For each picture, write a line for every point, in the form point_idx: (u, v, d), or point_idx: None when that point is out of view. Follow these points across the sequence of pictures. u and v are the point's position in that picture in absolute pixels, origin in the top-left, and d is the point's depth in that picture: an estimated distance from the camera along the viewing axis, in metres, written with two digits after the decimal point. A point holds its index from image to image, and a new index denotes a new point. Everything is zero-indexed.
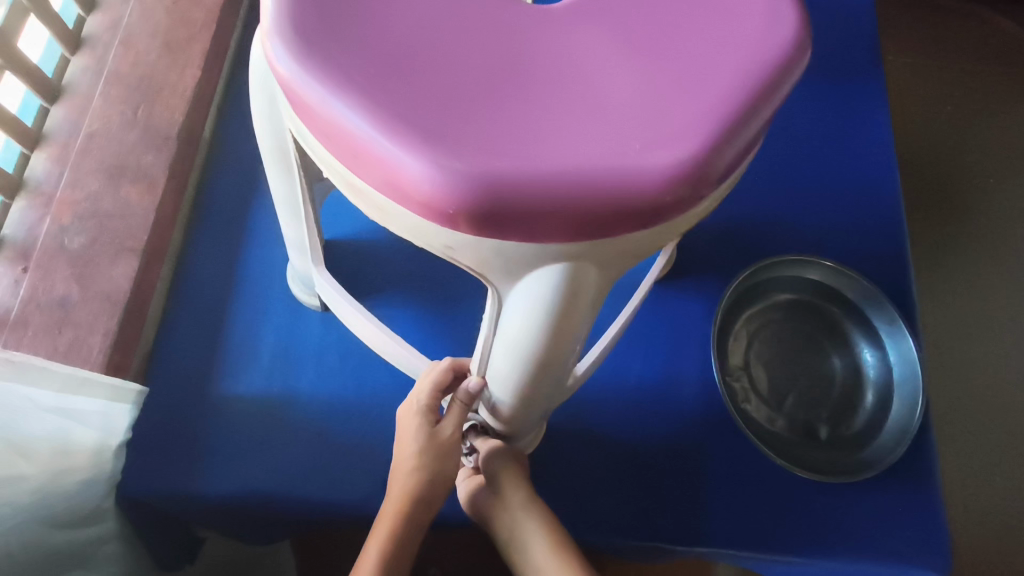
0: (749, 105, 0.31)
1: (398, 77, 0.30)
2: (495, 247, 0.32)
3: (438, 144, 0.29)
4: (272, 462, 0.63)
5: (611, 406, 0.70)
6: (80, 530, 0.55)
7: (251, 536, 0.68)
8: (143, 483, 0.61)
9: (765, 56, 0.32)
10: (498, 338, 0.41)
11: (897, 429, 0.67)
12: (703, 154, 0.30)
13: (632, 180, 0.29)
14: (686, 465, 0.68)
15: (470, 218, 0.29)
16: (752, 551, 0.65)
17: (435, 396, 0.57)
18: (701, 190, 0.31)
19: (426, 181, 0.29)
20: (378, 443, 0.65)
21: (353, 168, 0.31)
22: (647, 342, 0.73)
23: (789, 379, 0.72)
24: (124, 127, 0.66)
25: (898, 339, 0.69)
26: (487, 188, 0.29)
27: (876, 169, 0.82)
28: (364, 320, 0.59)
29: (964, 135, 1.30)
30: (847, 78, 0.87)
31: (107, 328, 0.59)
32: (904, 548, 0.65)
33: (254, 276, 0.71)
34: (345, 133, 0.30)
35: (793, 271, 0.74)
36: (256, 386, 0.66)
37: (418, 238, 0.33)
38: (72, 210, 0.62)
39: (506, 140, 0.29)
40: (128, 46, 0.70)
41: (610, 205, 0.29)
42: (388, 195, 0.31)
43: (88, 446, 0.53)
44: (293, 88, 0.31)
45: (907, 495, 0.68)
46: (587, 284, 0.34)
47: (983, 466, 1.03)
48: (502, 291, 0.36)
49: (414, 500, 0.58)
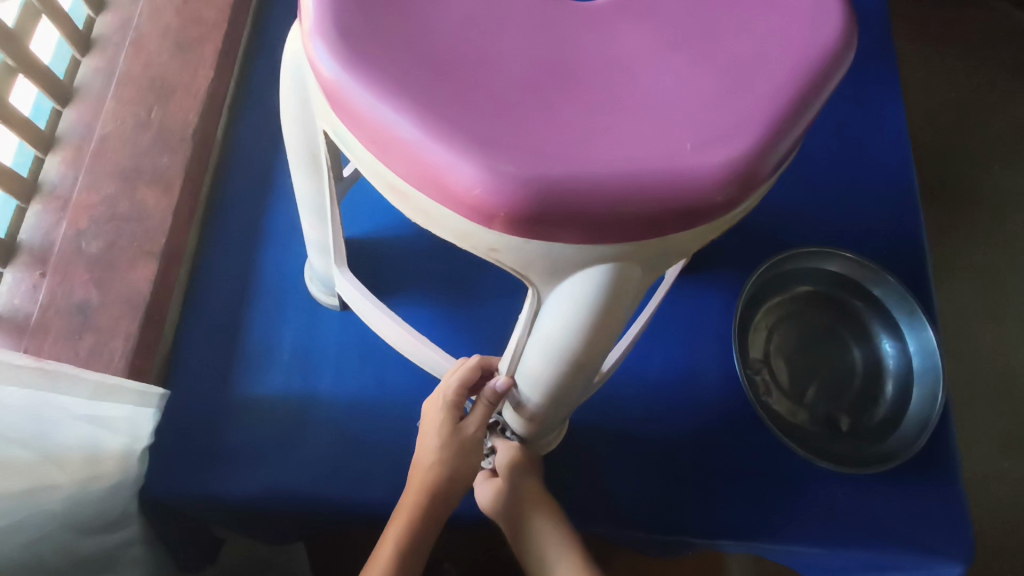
0: (801, 100, 0.30)
1: (443, 76, 0.29)
2: (541, 248, 0.31)
3: (487, 145, 0.28)
4: (294, 463, 0.63)
5: (632, 401, 0.69)
6: (109, 535, 0.54)
7: (272, 537, 0.67)
8: (166, 486, 0.61)
9: (816, 48, 0.31)
10: (533, 337, 0.40)
11: (918, 420, 0.65)
12: (758, 151, 0.29)
13: (688, 179, 0.28)
14: (710, 459, 0.67)
15: (519, 221, 0.28)
16: (777, 544, 0.64)
17: (462, 393, 0.56)
18: (754, 187, 0.30)
19: (477, 185, 0.28)
20: (400, 443, 0.65)
21: (395, 172, 0.30)
22: (668, 336, 0.72)
23: (809, 371, 0.71)
24: (138, 129, 0.66)
25: (919, 329, 0.68)
26: (539, 189, 0.27)
27: (895, 157, 0.81)
28: (388, 321, 0.59)
29: (976, 122, 1.28)
30: (863, 65, 0.86)
31: (128, 332, 0.59)
32: (934, 541, 0.64)
33: (271, 276, 0.70)
34: (388, 135, 0.29)
35: (811, 262, 0.72)
36: (277, 387, 0.66)
37: (460, 241, 0.32)
38: (88, 214, 0.62)
39: (558, 139, 0.28)
40: (139, 46, 0.69)
41: (664, 205, 0.28)
42: (432, 199, 0.30)
43: (117, 449, 0.52)
44: (334, 89, 0.30)
45: (935, 487, 0.67)
46: (630, 285, 0.34)
47: (1003, 455, 1.03)
48: (542, 292, 0.35)
49: (435, 495, 0.57)
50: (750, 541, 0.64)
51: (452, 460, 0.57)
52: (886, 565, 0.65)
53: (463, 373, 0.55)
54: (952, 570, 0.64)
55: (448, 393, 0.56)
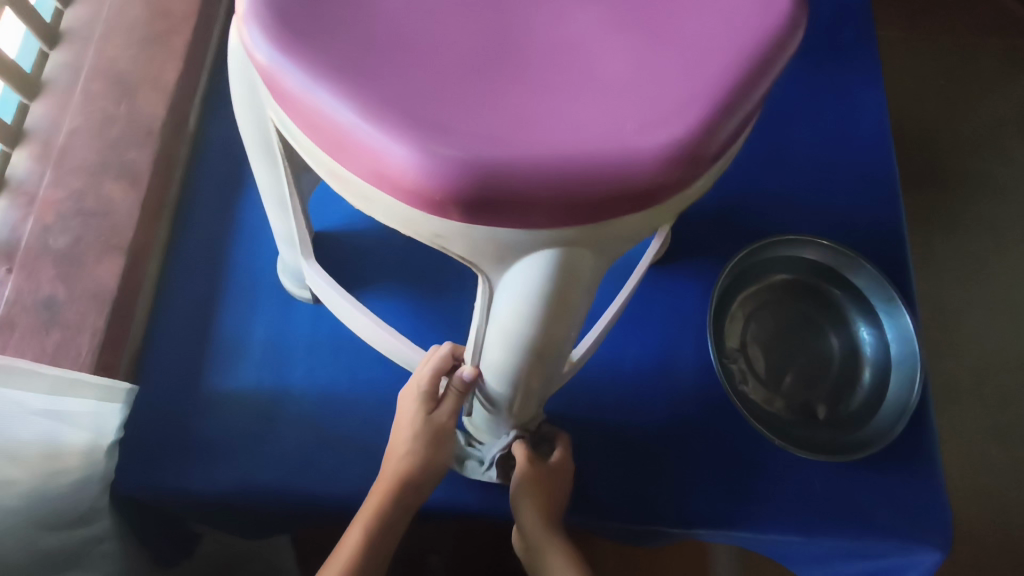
0: (748, 80, 0.30)
1: (379, 58, 0.28)
2: (485, 234, 0.30)
3: (422, 127, 0.27)
4: (266, 457, 0.63)
5: (608, 392, 0.69)
6: (78, 530, 0.56)
7: (247, 533, 0.67)
8: (137, 481, 0.61)
9: (764, 28, 0.31)
10: (491, 326, 0.40)
11: (895, 408, 0.65)
12: (702, 131, 0.28)
13: (629, 160, 0.27)
14: (686, 449, 0.67)
15: (457, 205, 0.28)
16: (753, 533, 0.64)
17: (435, 384, 0.56)
18: (699, 168, 0.29)
19: (412, 169, 0.27)
20: (373, 436, 0.64)
21: (334, 157, 0.30)
22: (643, 326, 0.72)
23: (786, 359, 0.71)
24: (106, 123, 0.65)
25: (897, 316, 0.67)
26: (476, 172, 0.27)
27: (874, 144, 0.80)
28: (356, 312, 0.58)
29: (962, 110, 1.28)
30: (841, 53, 0.85)
31: (95, 327, 0.58)
32: (914, 529, 0.63)
33: (244, 270, 0.70)
34: (323, 119, 0.28)
35: (788, 251, 0.72)
36: (248, 381, 0.66)
37: (405, 228, 0.31)
38: (55, 209, 0.61)
39: (495, 121, 0.27)
40: (107, 39, 0.68)
41: (605, 188, 0.28)
42: (372, 185, 0.29)
43: (79, 445, 0.52)
44: (269, 73, 0.29)
45: (914, 475, 0.66)
46: (578, 272, 0.33)
47: (979, 440, 1.04)
48: (492, 279, 0.35)
49: (407, 484, 0.57)
50: (724, 530, 0.64)
51: (425, 450, 0.57)
52: (863, 552, 0.65)
53: (435, 362, 0.54)
54: (931, 556, 0.63)
55: (421, 384, 0.56)
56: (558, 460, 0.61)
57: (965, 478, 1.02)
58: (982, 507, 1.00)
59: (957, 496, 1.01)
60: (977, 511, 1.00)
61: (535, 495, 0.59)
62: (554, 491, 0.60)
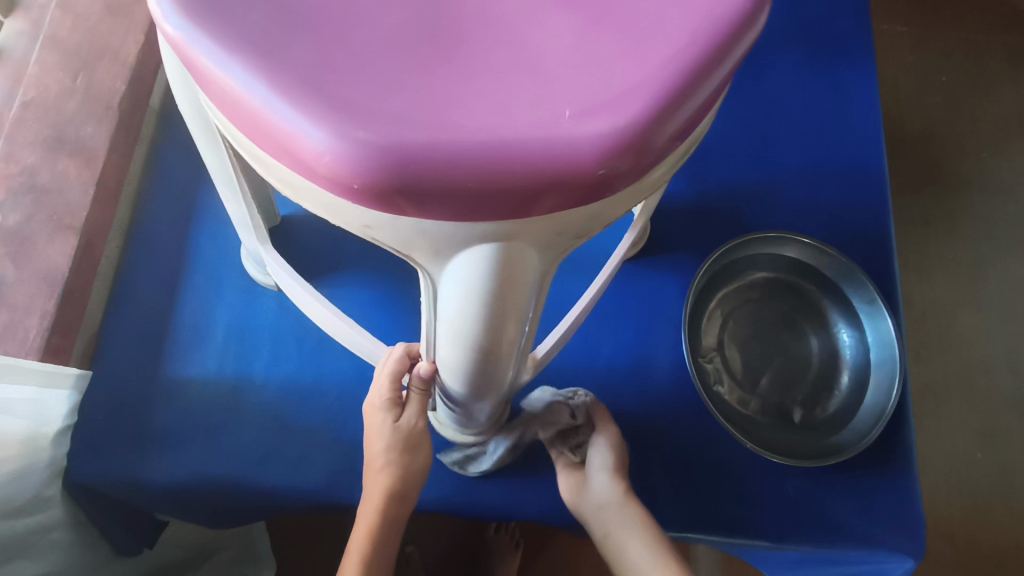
0: (703, 65, 0.27)
1: (297, 32, 0.26)
2: (415, 225, 0.28)
3: (339, 108, 0.25)
4: (224, 448, 0.61)
5: (579, 389, 0.67)
6: (29, 517, 0.54)
7: (209, 521, 0.65)
8: (89, 469, 0.59)
9: (724, 9, 0.28)
10: (439, 324, 0.38)
11: (871, 413, 0.63)
12: (647, 120, 0.26)
13: (565, 149, 0.25)
14: (658, 450, 0.65)
15: (380, 193, 0.26)
16: (718, 535, 0.62)
17: (396, 388, 0.54)
18: (645, 160, 0.27)
19: (327, 152, 0.25)
20: (335, 428, 0.62)
21: (251, 137, 0.28)
22: (619, 322, 0.70)
23: (764, 359, 0.69)
24: (62, 96, 0.62)
25: (877, 318, 0.66)
26: (396, 158, 0.25)
27: (864, 140, 0.78)
28: (315, 302, 0.56)
29: (960, 107, 1.25)
30: (833, 45, 0.83)
31: (44, 309, 0.56)
32: (887, 537, 0.61)
33: (206, 254, 0.68)
34: (235, 95, 0.26)
35: (768, 248, 0.70)
36: (208, 368, 0.64)
37: (333, 216, 0.29)
38: (6, 185, 0.58)
39: (419, 103, 0.25)
40: (66, 9, 0.66)
41: (539, 179, 0.26)
42: (293, 169, 0.27)
43: (18, 432, 0.50)
44: (180, 47, 0.27)
45: (890, 481, 0.64)
46: (522, 265, 0.31)
47: (964, 445, 1.03)
48: (433, 275, 0.33)
49: (393, 499, 0.54)
50: (691, 532, 0.62)
51: (403, 460, 0.54)
52: (832, 561, 0.62)
53: (392, 365, 0.53)
54: (902, 565, 0.60)
55: (381, 390, 0.54)
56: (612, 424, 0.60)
57: (948, 483, 1.01)
58: (965, 512, 0.99)
59: (939, 501, 1.00)
60: (959, 516, 0.99)
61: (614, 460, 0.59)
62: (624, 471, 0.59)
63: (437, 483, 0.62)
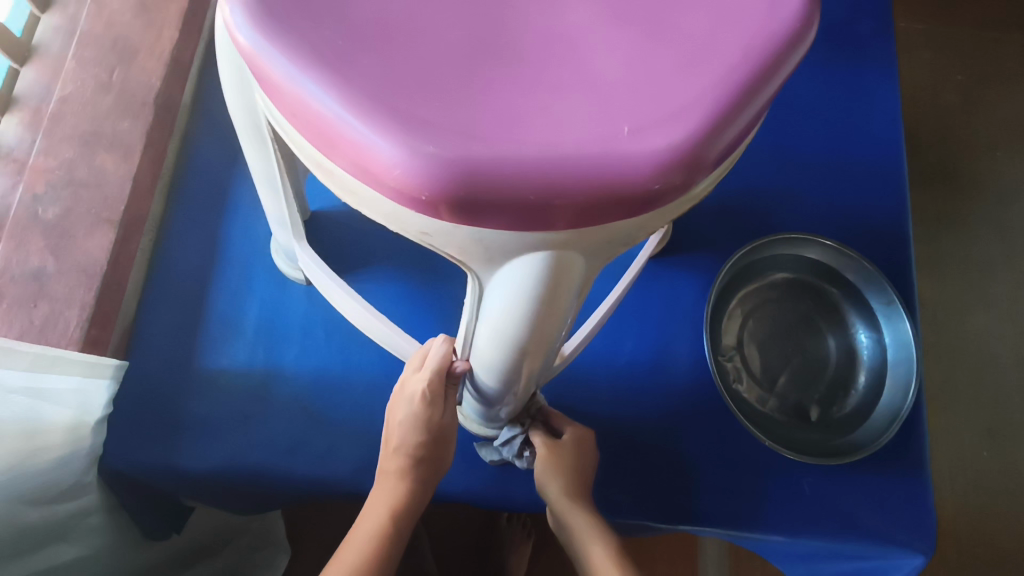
0: (753, 84, 0.28)
1: (367, 47, 0.27)
2: (472, 234, 0.29)
3: (409, 123, 0.26)
4: (255, 438, 0.62)
5: (600, 386, 0.68)
6: (69, 503, 0.56)
7: (238, 507, 0.67)
8: (127, 456, 0.60)
9: (773, 29, 0.29)
10: (480, 325, 0.39)
11: (888, 414, 0.64)
12: (701, 136, 0.27)
13: (622, 164, 0.27)
14: (676, 446, 0.66)
15: (445, 204, 0.27)
16: (738, 530, 0.63)
17: (433, 386, 0.50)
18: (696, 174, 0.28)
19: (397, 165, 0.26)
20: (363, 421, 0.64)
21: (319, 147, 0.29)
22: (638, 319, 0.71)
23: (782, 358, 0.70)
24: (98, 92, 0.63)
25: (896, 321, 0.66)
26: (462, 172, 0.26)
27: (883, 142, 0.78)
28: (347, 297, 0.57)
29: (974, 106, 1.25)
30: (853, 46, 0.83)
31: (84, 302, 0.58)
32: (901, 534, 0.63)
33: (237, 247, 0.69)
34: (307, 107, 0.27)
35: (788, 250, 0.71)
36: (239, 360, 0.65)
37: (392, 223, 0.30)
38: (45, 178, 0.60)
39: (484, 120, 0.26)
40: (101, 4, 0.67)
41: (597, 192, 0.27)
42: (359, 179, 0.28)
43: (60, 421, 0.52)
44: (253, 59, 0.28)
45: (904, 480, 0.66)
46: (571, 273, 0.32)
47: (972, 442, 1.05)
48: (483, 279, 0.34)
49: (405, 504, 0.54)
50: (710, 527, 0.63)
51: (420, 467, 0.54)
52: (845, 556, 0.64)
53: (433, 365, 0.49)
54: (914, 561, 0.62)
55: (420, 387, 0.50)
56: (547, 441, 0.58)
57: (956, 480, 1.02)
58: (971, 508, 1.01)
59: (947, 498, 1.01)
60: (965, 511, 1.01)
61: (565, 470, 0.58)
62: (581, 468, 0.59)
63: (461, 475, 0.63)
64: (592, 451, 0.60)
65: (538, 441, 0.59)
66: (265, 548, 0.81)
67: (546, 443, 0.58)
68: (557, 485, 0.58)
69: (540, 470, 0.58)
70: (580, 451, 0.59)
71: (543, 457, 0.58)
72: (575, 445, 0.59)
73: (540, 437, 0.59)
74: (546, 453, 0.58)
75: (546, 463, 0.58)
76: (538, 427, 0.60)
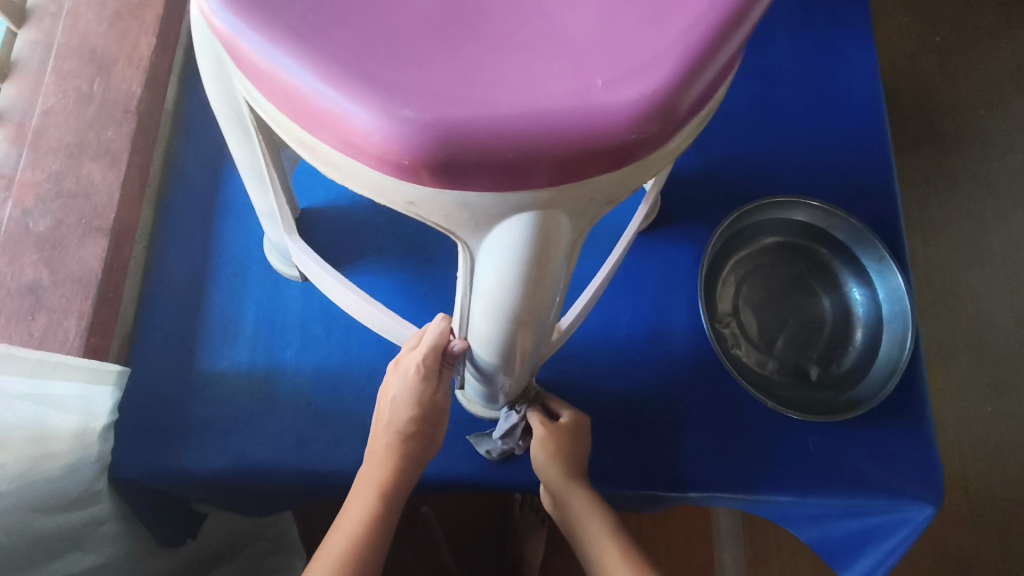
0: (722, 31, 0.29)
1: (340, 20, 0.28)
2: (457, 199, 0.30)
3: (385, 89, 0.26)
4: (262, 437, 0.62)
5: (599, 361, 0.69)
6: (80, 510, 0.56)
7: (250, 507, 0.67)
8: (136, 462, 0.60)
9: None
10: (474, 297, 0.40)
11: (885, 368, 0.65)
12: (674, 86, 0.28)
13: (598, 117, 0.27)
14: (678, 413, 0.67)
15: (427, 167, 0.28)
16: (746, 493, 0.64)
17: (430, 362, 0.51)
18: (671, 125, 0.28)
19: (377, 133, 0.27)
20: (367, 412, 0.64)
21: (301, 123, 0.29)
22: (634, 292, 0.71)
23: (778, 321, 0.71)
24: (80, 103, 0.64)
25: (887, 276, 0.67)
26: (442, 134, 0.26)
27: (863, 103, 0.79)
28: (342, 287, 0.57)
29: (953, 65, 1.25)
30: (827, 10, 0.84)
31: (81, 310, 0.58)
32: (908, 485, 0.63)
33: (230, 249, 0.69)
34: (285, 83, 0.28)
35: (776, 213, 0.71)
36: (239, 359, 0.65)
37: (378, 196, 0.31)
38: (34, 192, 0.60)
39: (460, 82, 0.27)
40: (77, 17, 0.68)
41: (574, 147, 0.27)
42: (343, 152, 0.29)
43: (65, 428, 0.52)
44: (229, 40, 0.28)
45: (906, 432, 0.66)
46: (559, 235, 0.33)
47: (974, 398, 1.06)
48: (473, 248, 0.34)
49: (394, 483, 0.54)
50: (717, 492, 0.64)
51: (410, 444, 0.54)
52: (853, 513, 0.64)
53: (430, 339, 0.50)
54: (923, 512, 0.61)
55: (415, 362, 0.51)
56: (547, 422, 0.58)
57: (960, 436, 1.03)
58: (979, 463, 1.02)
59: (954, 454, 1.02)
60: (973, 466, 1.01)
61: (562, 453, 0.58)
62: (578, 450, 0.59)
63: (468, 459, 0.63)
64: (586, 435, 0.60)
65: (535, 423, 0.59)
66: (277, 553, 0.76)
67: (545, 424, 0.58)
68: (554, 467, 0.58)
69: (537, 451, 0.58)
70: (575, 435, 0.59)
71: (542, 438, 0.58)
72: (571, 427, 0.59)
73: (537, 418, 0.59)
74: (542, 432, 0.58)
75: (543, 443, 0.58)
76: (536, 409, 0.60)
